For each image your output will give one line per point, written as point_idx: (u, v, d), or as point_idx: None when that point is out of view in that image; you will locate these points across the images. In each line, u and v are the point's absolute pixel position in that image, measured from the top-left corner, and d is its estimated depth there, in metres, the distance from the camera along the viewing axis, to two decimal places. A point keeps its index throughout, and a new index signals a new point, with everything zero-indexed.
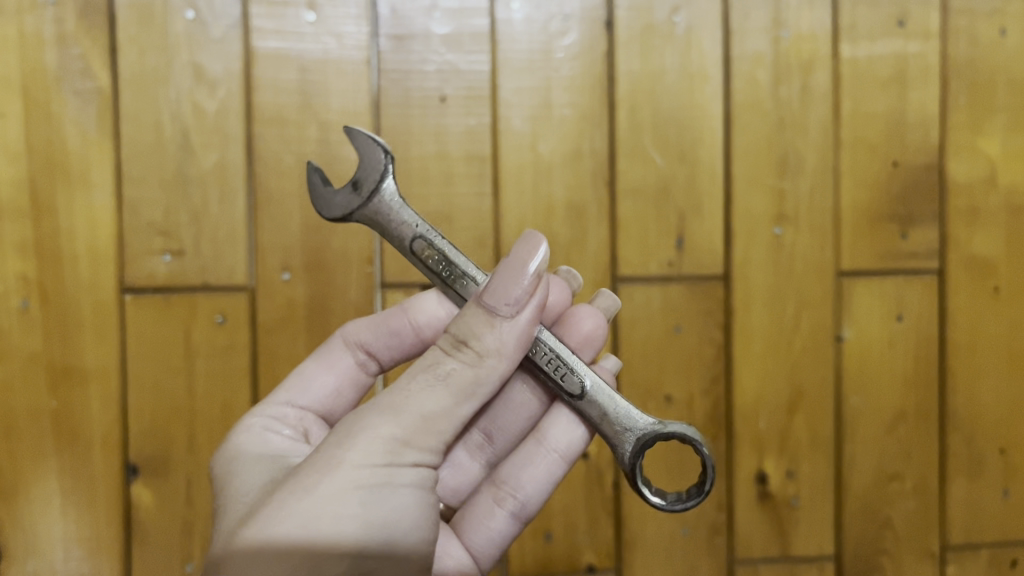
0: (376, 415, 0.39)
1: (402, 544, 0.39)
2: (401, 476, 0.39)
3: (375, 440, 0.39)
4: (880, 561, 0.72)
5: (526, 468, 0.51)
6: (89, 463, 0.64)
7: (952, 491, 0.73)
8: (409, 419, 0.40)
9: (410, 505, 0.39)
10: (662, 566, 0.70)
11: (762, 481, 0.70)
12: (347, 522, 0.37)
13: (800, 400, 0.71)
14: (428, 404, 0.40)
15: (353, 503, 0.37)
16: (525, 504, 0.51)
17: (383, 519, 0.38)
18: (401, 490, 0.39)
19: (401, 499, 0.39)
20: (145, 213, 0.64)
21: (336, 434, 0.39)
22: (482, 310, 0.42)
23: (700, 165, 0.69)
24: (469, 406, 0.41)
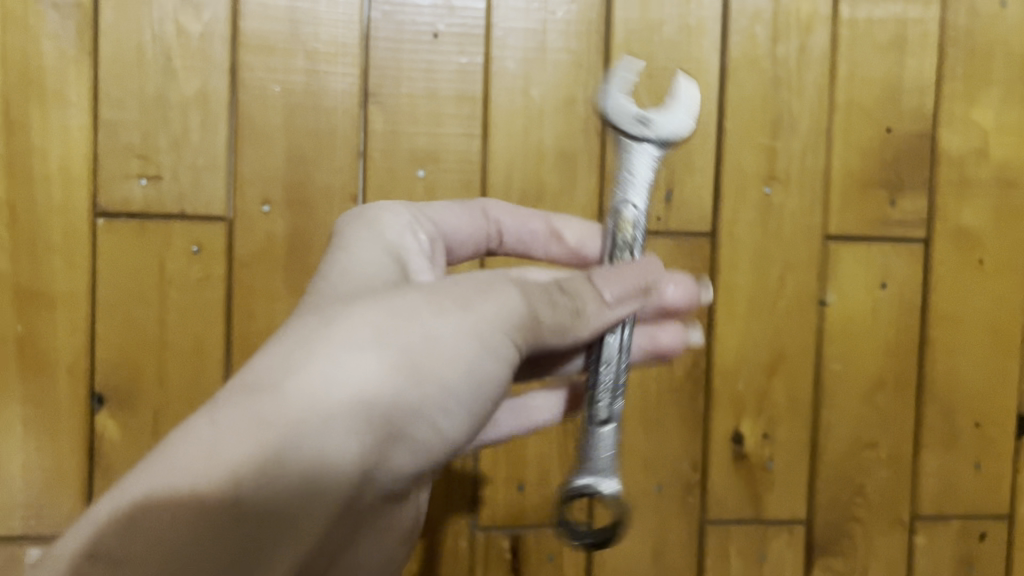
0: (507, 290, 0.41)
1: (443, 332, 0.38)
2: (496, 341, 0.39)
3: (495, 312, 0.40)
4: (851, 528, 0.72)
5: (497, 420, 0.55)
6: (55, 390, 0.63)
7: (925, 461, 0.73)
8: (529, 309, 0.41)
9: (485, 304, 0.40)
10: (634, 523, 0.69)
11: (738, 441, 0.70)
12: (430, 378, 0.37)
13: (781, 362, 0.70)
14: (542, 307, 0.41)
15: (445, 366, 0.38)
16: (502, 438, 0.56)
17: (470, 381, 0.39)
18: (504, 348, 0.40)
19: (489, 375, 0.40)
20: (123, 136, 0.62)
21: (450, 296, 0.40)
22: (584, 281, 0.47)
23: (693, 119, 0.68)
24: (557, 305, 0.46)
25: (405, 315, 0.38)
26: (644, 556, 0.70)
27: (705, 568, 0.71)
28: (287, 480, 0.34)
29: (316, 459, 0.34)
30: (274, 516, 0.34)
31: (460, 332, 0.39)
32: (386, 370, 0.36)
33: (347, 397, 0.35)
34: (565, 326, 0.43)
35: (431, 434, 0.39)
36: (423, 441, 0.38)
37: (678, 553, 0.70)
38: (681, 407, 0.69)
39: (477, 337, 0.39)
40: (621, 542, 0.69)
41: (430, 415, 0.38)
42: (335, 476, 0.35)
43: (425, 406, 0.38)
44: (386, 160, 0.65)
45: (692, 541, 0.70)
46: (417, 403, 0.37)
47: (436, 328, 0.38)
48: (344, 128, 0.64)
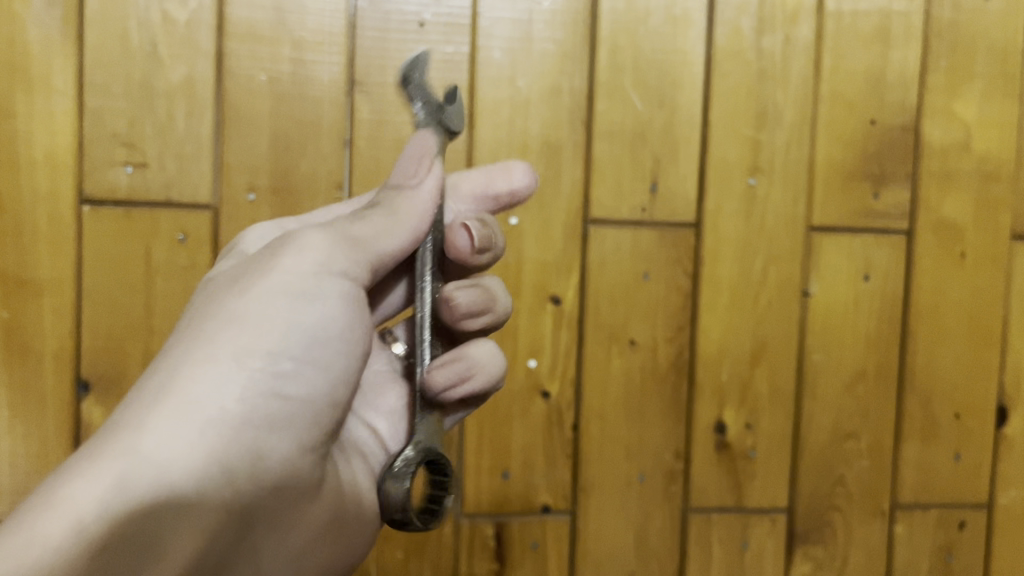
0: (308, 233, 0.42)
1: (251, 308, 0.40)
2: (313, 287, 0.41)
3: (298, 259, 0.41)
4: (832, 516, 0.73)
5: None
6: (40, 376, 0.63)
7: (905, 451, 0.73)
8: (336, 237, 0.42)
9: (286, 262, 0.41)
10: (617, 511, 0.70)
11: (720, 430, 0.71)
12: (266, 353, 0.40)
13: (763, 352, 0.71)
14: (353, 228, 0.42)
15: (270, 330, 0.40)
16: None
17: (307, 330, 0.41)
18: (326, 281, 0.41)
19: (330, 312, 0.41)
20: (109, 123, 0.62)
21: (251, 270, 0.41)
22: (392, 187, 0.44)
23: (678, 110, 0.68)
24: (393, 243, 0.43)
25: (216, 309, 0.40)
26: (626, 544, 0.70)
27: (687, 557, 0.71)
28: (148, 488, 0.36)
29: (157, 462, 0.36)
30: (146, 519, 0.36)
31: (276, 296, 0.40)
32: (197, 361, 0.38)
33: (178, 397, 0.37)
34: (367, 239, 0.42)
35: (293, 396, 0.40)
36: (288, 403, 0.40)
37: (660, 542, 0.71)
38: (664, 396, 0.70)
39: (292, 292, 0.40)
40: (604, 531, 0.70)
41: (282, 381, 0.40)
42: (187, 472, 0.37)
43: (273, 375, 0.40)
44: (372, 149, 0.65)
45: (673, 530, 0.71)
46: (262, 375, 0.39)
47: (252, 304, 0.40)
48: (330, 116, 0.64)
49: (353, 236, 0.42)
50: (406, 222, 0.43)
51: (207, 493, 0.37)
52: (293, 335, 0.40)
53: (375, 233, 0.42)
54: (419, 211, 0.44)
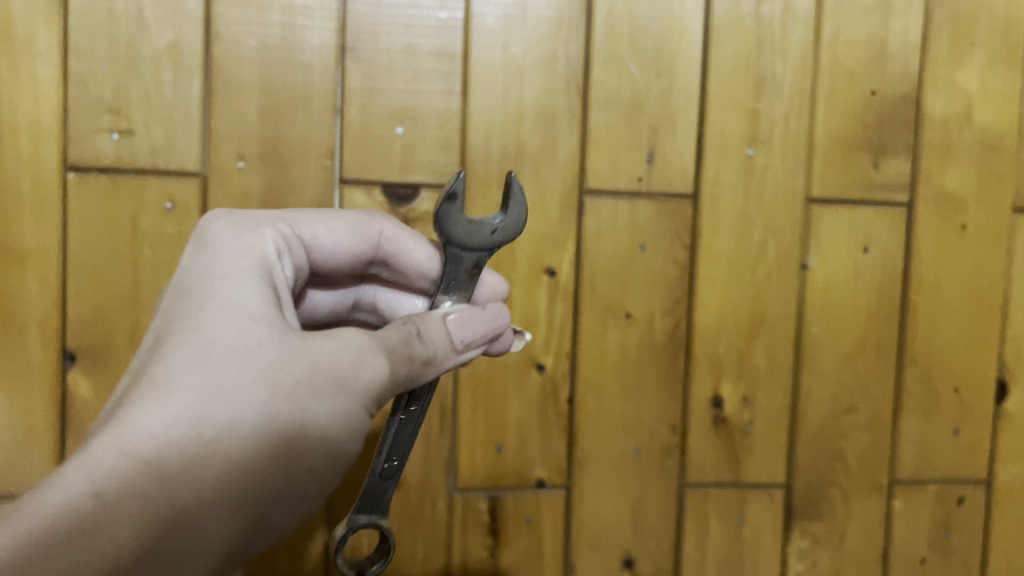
0: (375, 362, 0.40)
1: (311, 415, 0.38)
2: (364, 419, 0.40)
3: (364, 387, 0.39)
4: (829, 492, 0.72)
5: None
6: (26, 347, 0.61)
7: (904, 426, 0.73)
8: (394, 372, 0.40)
9: (355, 389, 0.39)
10: (612, 486, 0.69)
11: (717, 405, 0.70)
12: (308, 459, 0.38)
13: (761, 326, 0.70)
14: (406, 366, 0.41)
15: (324, 450, 0.38)
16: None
17: (346, 425, 0.39)
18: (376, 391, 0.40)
19: (367, 412, 0.40)
20: (94, 89, 0.61)
21: (320, 364, 0.38)
22: (444, 326, 0.44)
23: (676, 79, 0.67)
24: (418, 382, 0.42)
25: (278, 393, 0.37)
26: (621, 519, 0.69)
27: (683, 533, 0.70)
28: (161, 515, 0.34)
29: (188, 539, 0.35)
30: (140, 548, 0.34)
31: (327, 385, 0.38)
32: (253, 455, 0.36)
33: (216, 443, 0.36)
34: (421, 372, 0.42)
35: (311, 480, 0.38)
36: (306, 485, 0.38)
37: (656, 517, 0.70)
38: (661, 370, 0.69)
39: (350, 418, 0.39)
40: (599, 506, 0.69)
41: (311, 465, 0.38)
42: (207, 555, 0.36)
43: (306, 454, 0.38)
44: (364, 117, 0.64)
45: (670, 505, 0.70)
46: (295, 454, 0.37)
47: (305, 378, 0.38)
48: (321, 83, 0.63)
49: (405, 361, 0.41)
50: (432, 371, 0.43)
51: (214, 572, 0.37)
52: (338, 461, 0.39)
53: (416, 366, 0.42)
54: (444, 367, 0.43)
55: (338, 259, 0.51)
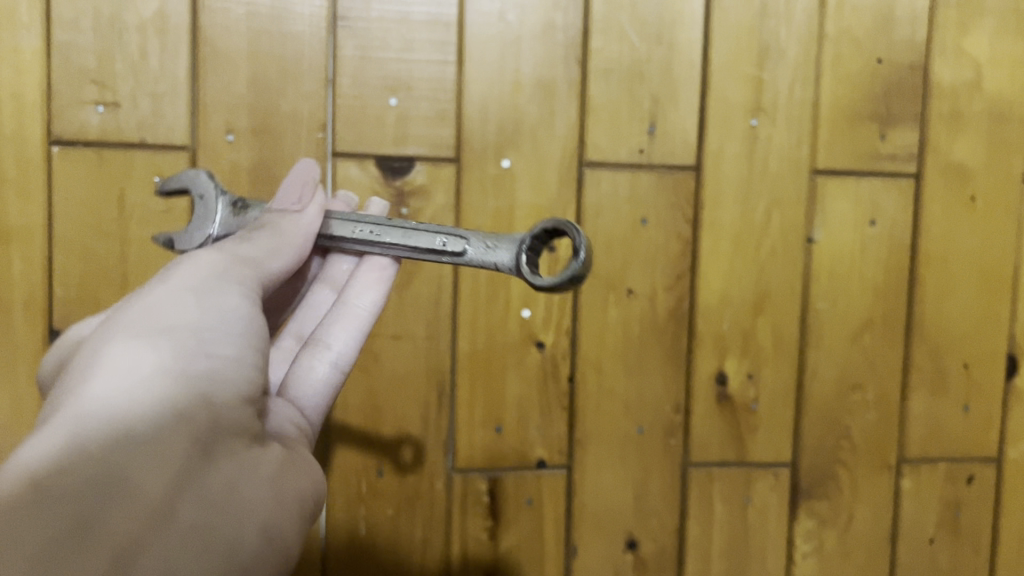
0: (201, 253, 0.43)
1: (160, 301, 0.39)
2: (221, 279, 0.41)
3: (196, 265, 0.42)
4: (836, 471, 0.70)
5: (338, 320, 0.49)
6: (11, 327, 0.60)
7: (913, 403, 0.71)
8: (227, 256, 0.44)
9: (189, 267, 0.42)
10: (614, 466, 0.68)
11: (721, 383, 0.68)
12: (177, 319, 0.38)
13: (766, 302, 0.68)
14: (244, 250, 0.45)
15: (193, 308, 0.39)
16: (339, 359, 0.48)
17: (218, 316, 0.39)
18: (223, 283, 0.41)
19: (234, 304, 0.40)
20: (78, 61, 0.59)
21: (151, 282, 0.41)
22: (276, 213, 0.49)
23: (677, 48, 0.65)
24: (281, 260, 0.46)
25: (124, 313, 0.39)
26: (624, 500, 0.68)
27: (687, 514, 0.69)
28: (66, 418, 0.33)
29: (112, 418, 0.34)
30: (95, 487, 0.31)
31: (174, 296, 0.39)
32: (127, 340, 0.37)
33: (99, 377, 0.35)
34: (268, 254, 0.46)
35: (227, 377, 0.37)
36: (222, 382, 0.37)
37: (659, 498, 0.68)
38: (663, 347, 0.67)
39: (201, 286, 0.40)
40: (601, 487, 0.67)
41: (210, 355, 0.37)
42: (148, 422, 0.34)
43: (198, 349, 0.37)
44: (356, 89, 0.62)
45: (673, 486, 0.68)
46: (187, 352, 0.37)
47: (153, 303, 0.39)
48: (312, 53, 0.61)
49: (242, 254, 0.44)
50: (291, 243, 0.47)
51: (180, 443, 0.34)
52: (223, 309, 0.40)
53: (262, 251, 0.46)
54: (302, 233, 0.48)
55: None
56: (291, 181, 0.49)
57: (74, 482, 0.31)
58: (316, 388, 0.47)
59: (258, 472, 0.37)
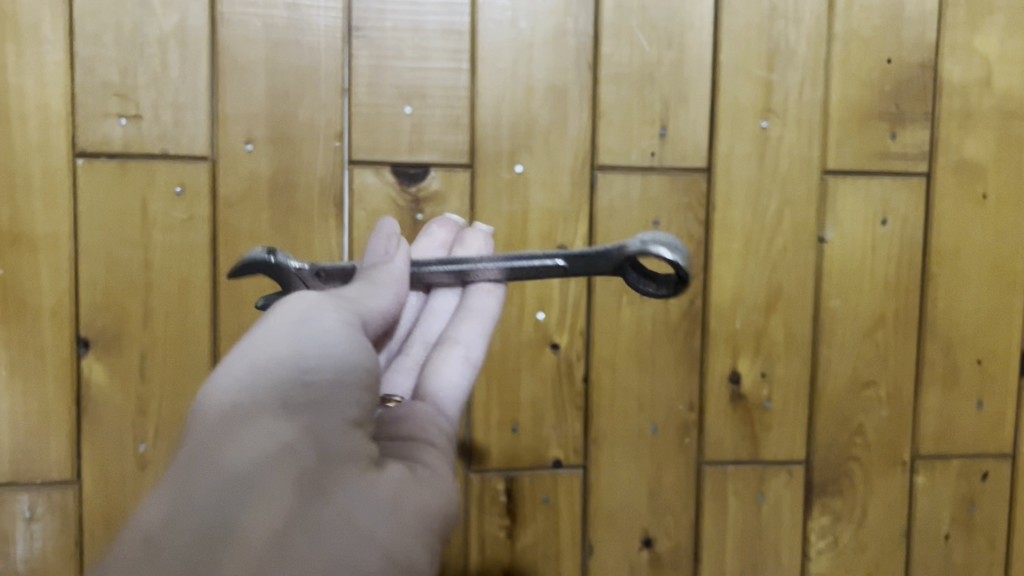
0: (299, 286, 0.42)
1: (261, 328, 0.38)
2: (317, 301, 0.39)
3: (292, 293, 0.40)
4: (849, 468, 0.71)
5: (460, 322, 0.51)
6: (39, 334, 0.61)
7: (926, 400, 0.72)
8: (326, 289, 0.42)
9: (286, 296, 0.40)
10: (629, 465, 0.69)
11: (735, 381, 0.69)
12: (276, 348, 0.37)
13: (778, 300, 0.69)
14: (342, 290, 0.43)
15: (292, 335, 0.37)
16: (470, 354, 0.49)
17: (320, 333, 0.38)
18: (318, 304, 0.39)
19: (329, 317, 0.39)
20: (101, 74, 0.61)
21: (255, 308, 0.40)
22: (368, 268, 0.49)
23: (687, 51, 0.66)
24: (383, 302, 0.45)
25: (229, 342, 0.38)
26: (639, 498, 0.69)
27: (701, 511, 0.70)
28: (176, 467, 0.33)
29: (217, 465, 0.33)
30: (205, 538, 0.31)
31: (274, 318, 0.38)
32: (229, 377, 0.36)
33: (203, 416, 0.35)
34: (370, 295, 0.44)
35: (332, 402, 0.36)
36: (324, 413, 0.36)
37: (674, 495, 0.69)
38: (676, 347, 0.68)
39: (300, 310, 0.38)
40: (616, 485, 0.68)
41: (314, 379, 0.36)
42: (251, 467, 0.33)
43: (301, 377, 0.36)
44: (371, 97, 0.63)
45: (688, 483, 0.69)
46: (291, 383, 0.36)
47: (255, 326, 0.38)
48: (328, 63, 0.62)
49: (344, 294, 0.43)
50: (388, 288, 0.46)
51: (285, 485, 0.33)
52: (319, 333, 0.37)
53: (366, 292, 0.44)
54: (396, 278, 0.47)
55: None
56: (378, 239, 0.51)
57: (184, 533, 0.31)
58: (454, 384, 0.47)
59: (377, 497, 0.35)
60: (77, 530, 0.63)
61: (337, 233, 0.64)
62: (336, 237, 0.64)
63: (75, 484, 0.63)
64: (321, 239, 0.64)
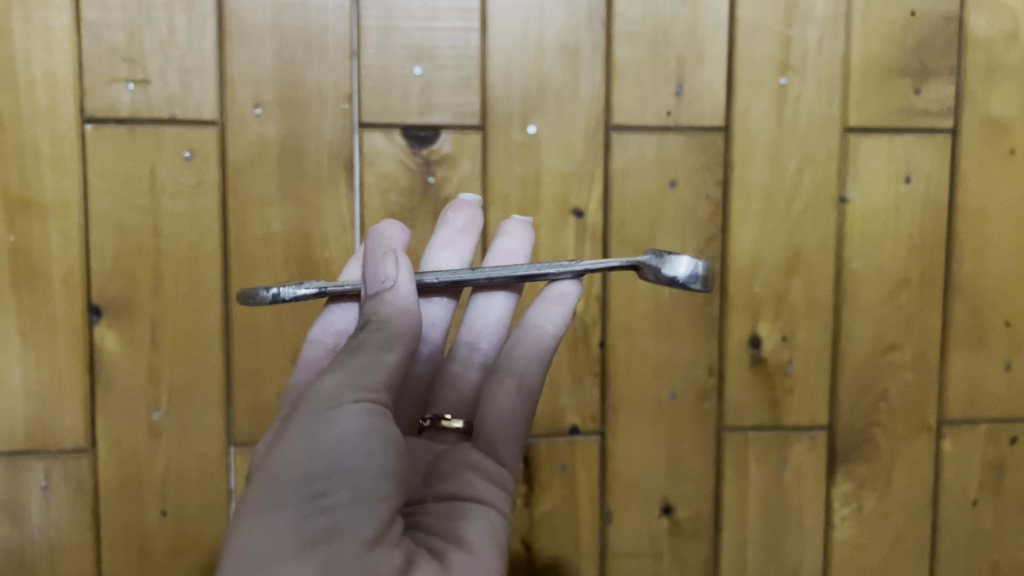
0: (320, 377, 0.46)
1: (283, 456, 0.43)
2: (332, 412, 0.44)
3: (310, 405, 0.44)
4: (874, 433, 0.69)
5: (523, 341, 0.54)
6: (51, 302, 0.61)
7: (952, 363, 0.70)
8: (341, 374, 0.45)
9: (303, 411, 0.44)
10: (647, 431, 0.67)
11: (755, 345, 0.68)
12: (296, 476, 0.42)
13: (798, 262, 0.67)
14: (354, 359, 0.46)
15: (309, 462, 0.43)
16: (524, 382, 0.52)
17: (330, 466, 0.42)
18: (337, 420, 0.43)
19: (344, 439, 0.43)
20: (108, 39, 0.60)
21: (285, 424, 0.45)
22: (373, 296, 0.48)
23: (703, 6, 0.65)
24: (396, 352, 0.46)
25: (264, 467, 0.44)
26: (658, 465, 0.68)
27: (721, 478, 0.68)
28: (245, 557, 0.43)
29: None
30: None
31: (293, 452, 0.43)
32: (261, 510, 0.42)
33: (234, 560, 0.41)
34: (381, 351, 0.46)
35: (347, 526, 0.41)
36: (342, 531, 0.41)
37: (693, 462, 0.68)
38: (694, 310, 0.67)
39: (313, 432, 0.43)
40: (633, 452, 0.67)
41: (326, 514, 0.41)
42: None
43: (315, 512, 0.41)
44: (380, 59, 0.62)
45: (707, 450, 0.68)
46: (306, 518, 0.41)
47: (273, 466, 0.43)
48: (336, 24, 0.62)
49: (353, 366, 0.45)
50: (398, 329, 0.47)
51: None
52: (333, 453, 0.43)
53: (376, 349, 0.46)
54: (406, 314, 0.47)
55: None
56: (373, 261, 0.49)
57: None
58: (507, 416, 0.51)
59: None
60: (93, 498, 0.63)
61: (348, 197, 0.63)
62: (347, 202, 0.63)
63: (90, 452, 0.63)
64: (331, 204, 0.63)
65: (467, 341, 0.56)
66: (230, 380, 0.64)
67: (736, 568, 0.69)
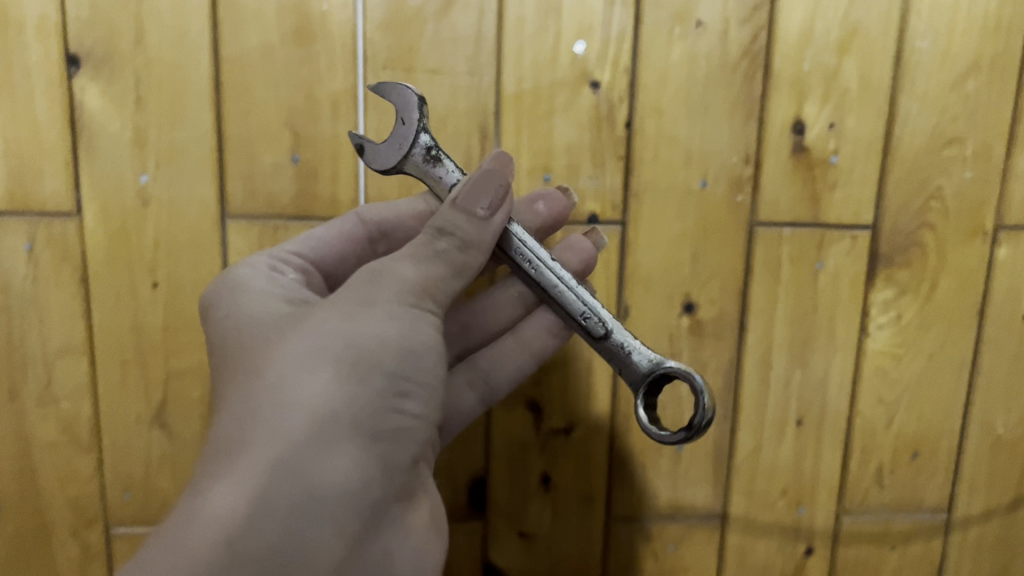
0: (399, 266, 0.43)
1: (367, 329, 0.40)
2: (417, 315, 0.42)
3: (391, 296, 0.42)
4: (922, 238, 0.63)
5: (506, 352, 0.55)
6: (25, 50, 0.56)
7: (1017, 162, 0.63)
8: (422, 275, 0.43)
9: (386, 301, 0.42)
10: (672, 223, 0.62)
11: (797, 132, 0.61)
12: (380, 361, 0.40)
13: (854, 39, 0.60)
14: (435, 265, 0.44)
15: (391, 351, 0.40)
16: (489, 393, 0.55)
17: (412, 372, 0.41)
18: (422, 330, 0.42)
19: (426, 352, 0.42)
20: None
21: (356, 298, 0.42)
22: (462, 210, 0.45)
23: None
24: (460, 280, 0.46)
25: (333, 331, 0.40)
26: (681, 261, 0.63)
27: (749, 277, 0.63)
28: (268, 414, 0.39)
29: (321, 471, 0.37)
30: (279, 550, 0.36)
31: (381, 334, 0.40)
32: (337, 375, 0.39)
33: (299, 420, 0.37)
34: (455, 266, 0.45)
35: (406, 436, 0.41)
36: (401, 441, 0.41)
37: (720, 260, 0.63)
38: (733, 91, 0.60)
39: (398, 319, 0.41)
40: (656, 246, 0.62)
41: (398, 418, 0.40)
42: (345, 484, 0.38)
43: (389, 409, 0.40)
44: None
45: (736, 247, 0.62)
46: (380, 413, 0.39)
47: (360, 337, 0.40)
48: None
49: (436, 277, 0.44)
50: (476, 257, 0.46)
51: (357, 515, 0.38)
52: (415, 354, 0.41)
53: (455, 268, 0.45)
54: (489, 243, 0.46)
55: (344, 258, 0.56)
56: (487, 181, 0.46)
57: (277, 516, 0.36)
58: (466, 412, 0.54)
59: (404, 539, 0.42)
60: (78, 266, 0.59)
61: None
62: None
63: (74, 218, 0.59)
64: None
65: (460, 324, 0.57)
66: (222, 146, 0.58)
67: (760, 374, 0.65)
